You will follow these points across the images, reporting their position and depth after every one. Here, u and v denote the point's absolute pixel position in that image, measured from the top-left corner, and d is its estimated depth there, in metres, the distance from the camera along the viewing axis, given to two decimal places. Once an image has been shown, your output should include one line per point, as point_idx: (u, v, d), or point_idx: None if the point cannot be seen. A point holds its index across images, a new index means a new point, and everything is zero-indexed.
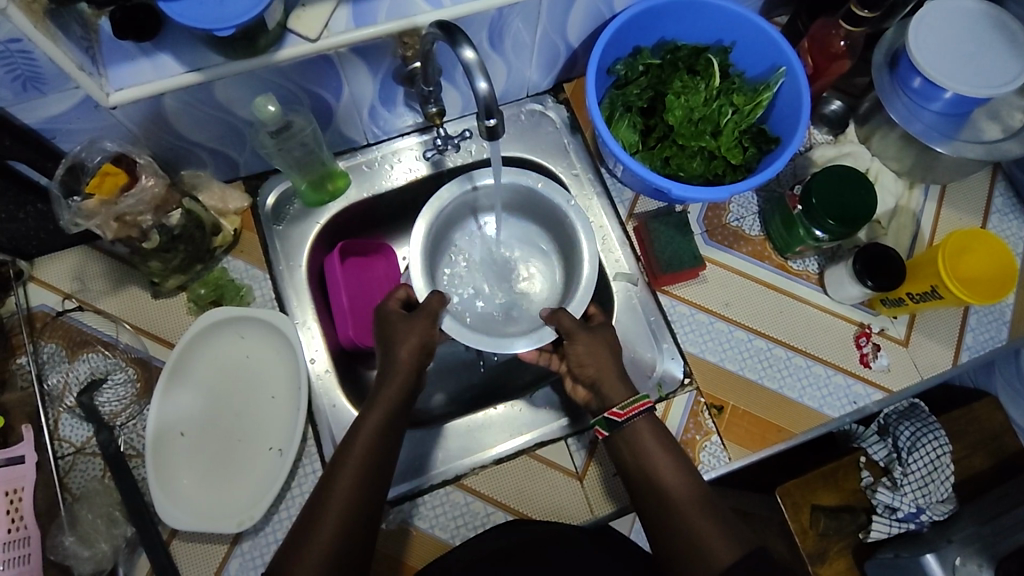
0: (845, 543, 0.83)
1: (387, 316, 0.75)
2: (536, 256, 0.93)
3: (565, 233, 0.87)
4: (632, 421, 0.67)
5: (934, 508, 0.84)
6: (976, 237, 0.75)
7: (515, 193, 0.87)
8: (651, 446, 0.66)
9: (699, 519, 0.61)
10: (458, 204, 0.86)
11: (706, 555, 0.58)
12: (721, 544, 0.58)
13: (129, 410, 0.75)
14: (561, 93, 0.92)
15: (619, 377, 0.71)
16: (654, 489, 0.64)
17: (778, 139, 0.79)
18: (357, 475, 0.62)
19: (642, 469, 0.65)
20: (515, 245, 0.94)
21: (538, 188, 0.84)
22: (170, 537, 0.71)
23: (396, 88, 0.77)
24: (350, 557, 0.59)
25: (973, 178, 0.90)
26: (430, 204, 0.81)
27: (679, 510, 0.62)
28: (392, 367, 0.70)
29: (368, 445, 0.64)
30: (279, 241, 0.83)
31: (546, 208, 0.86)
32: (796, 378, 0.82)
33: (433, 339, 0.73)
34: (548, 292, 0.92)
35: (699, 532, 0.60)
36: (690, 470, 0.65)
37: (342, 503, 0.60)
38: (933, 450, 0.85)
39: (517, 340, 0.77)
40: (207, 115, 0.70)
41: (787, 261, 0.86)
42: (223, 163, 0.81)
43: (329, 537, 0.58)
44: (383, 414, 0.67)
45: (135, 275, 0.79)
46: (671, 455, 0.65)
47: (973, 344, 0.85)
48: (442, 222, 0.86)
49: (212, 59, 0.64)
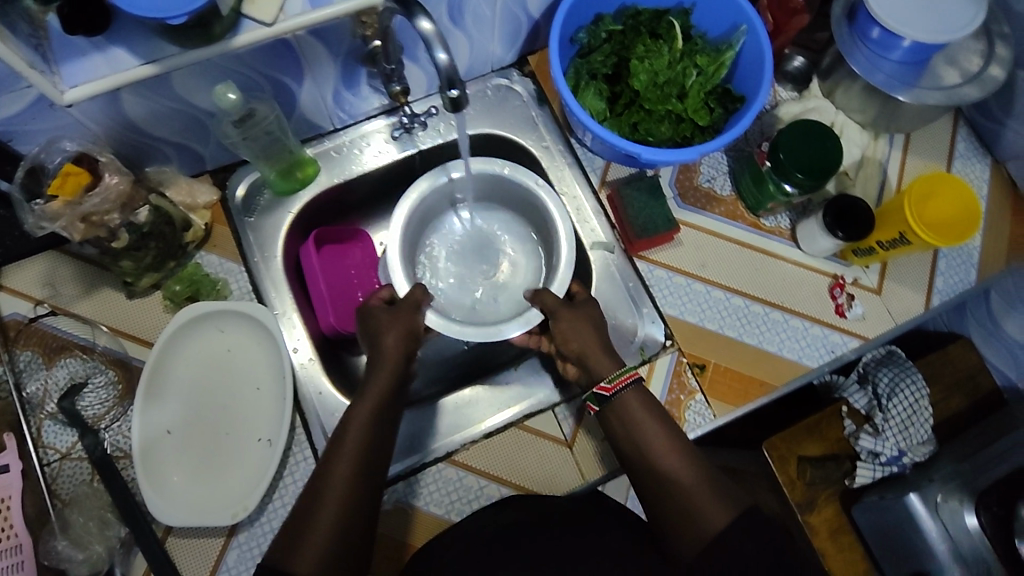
0: (832, 491, 0.87)
1: (369, 313, 0.75)
2: (514, 238, 0.93)
3: (540, 216, 0.87)
4: (620, 394, 0.68)
5: (914, 450, 0.88)
6: (941, 181, 0.76)
7: (487, 180, 0.86)
8: (640, 416, 0.67)
9: (691, 483, 0.62)
10: (435, 197, 0.86)
11: (698, 519, 0.59)
12: (712, 505, 0.59)
13: (113, 412, 0.75)
14: (526, 66, 0.91)
15: (603, 349, 0.72)
16: (646, 459, 0.65)
17: (743, 98, 0.80)
18: (353, 465, 0.62)
19: (630, 437, 0.66)
20: (492, 231, 0.94)
21: (507, 174, 0.84)
22: (165, 535, 0.71)
23: (359, 69, 0.76)
24: (347, 549, 0.58)
25: (935, 125, 0.91)
26: (410, 193, 0.82)
27: (671, 476, 0.63)
28: (378, 361, 0.71)
29: (360, 439, 0.64)
30: (252, 232, 0.82)
31: (520, 192, 0.86)
32: (775, 332, 0.83)
33: (417, 326, 0.74)
34: (529, 276, 0.92)
35: (692, 496, 0.61)
36: (679, 436, 0.66)
37: (339, 494, 0.60)
38: (912, 393, 0.87)
39: (506, 325, 0.77)
40: (168, 109, 0.69)
41: (759, 219, 0.87)
42: (188, 156, 0.79)
43: (331, 524, 0.58)
44: (372, 407, 0.67)
45: (107, 277, 0.78)
46: (659, 422, 0.66)
47: (943, 288, 0.87)
48: (421, 215, 0.86)
49: (167, 49, 0.62)
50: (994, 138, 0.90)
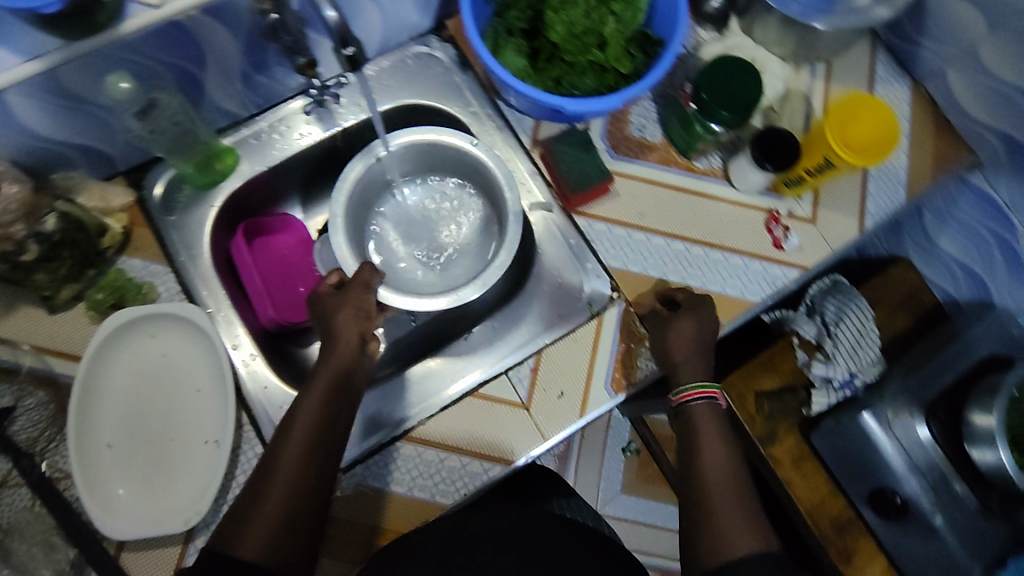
0: (790, 422, 0.94)
1: (318, 295, 0.73)
2: (457, 207, 0.91)
3: (480, 178, 0.86)
4: (689, 406, 0.72)
5: (866, 372, 0.94)
6: (860, 104, 0.78)
7: (420, 151, 0.85)
8: (709, 440, 0.70)
9: (728, 510, 0.65)
10: (369, 177, 0.83)
11: (722, 547, 0.63)
12: (744, 536, 0.63)
13: (48, 433, 0.71)
14: (445, 31, 0.89)
15: None
16: (697, 479, 0.69)
17: (662, 40, 0.79)
18: (303, 454, 0.63)
19: (692, 450, 0.70)
20: (432, 202, 0.92)
21: (442, 141, 0.82)
22: (118, 551, 0.69)
23: (266, 49, 0.73)
24: (298, 527, 0.60)
25: (856, 52, 0.92)
26: (344, 182, 0.78)
27: (710, 503, 0.66)
28: (333, 343, 0.70)
29: (313, 420, 0.64)
30: (175, 231, 0.79)
31: (457, 157, 0.84)
32: (717, 272, 0.84)
33: (370, 304, 0.72)
34: (480, 244, 0.91)
35: (723, 519, 0.65)
36: (734, 463, 0.69)
37: (289, 478, 0.61)
38: (858, 318, 0.94)
39: (464, 289, 0.76)
40: (64, 108, 0.65)
41: (692, 162, 0.87)
42: (97, 158, 0.75)
43: (274, 511, 0.60)
44: (325, 387, 0.66)
45: (24, 293, 0.73)
46: (724, 448, 0.70)
47: (875, 210, 0.88)
48: (359, 197, 0.84)
49: (50, 43, 0.59)
50: (911, 59, 0.91)
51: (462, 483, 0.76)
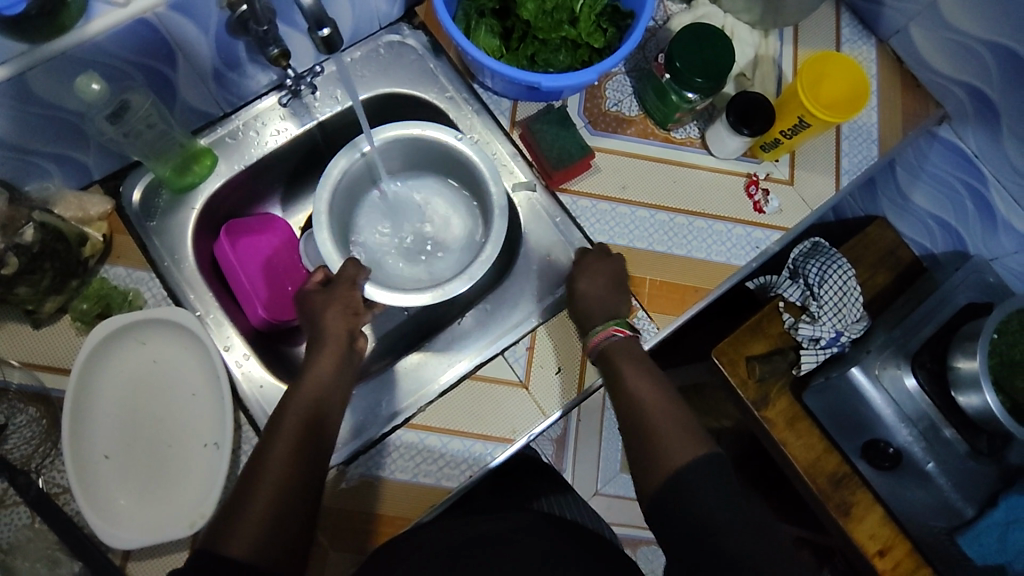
0: (782, 381, 0.95)
1: (306, 296, 0.74)
2: (442, 203, 0.92)
3: (462, 171, 0.86)
4: (605, 347, 0.75)
5: (850, 329, 0.93)
6: (830, 61, 0.79)
7: (403, 145, 0.84)
8: (624, 364, 0.73)
9: (663, 436, 0.67)
10: (356, 174, 0.82)
11: (662, 448, 0.66)
12: (680, 456, 0.65)
13: (43, 449, 0.70)
14: (415, 18, 0.89)
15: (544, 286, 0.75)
16: (629, 405, 0.71)
17: (633, 13, 0.80)
18: (291, 450, 0.62)
19: (618, 388, 0.72)
20: (417, 199, 0.92)
21: (425, 134, 0.81)
22: (124, 561, 0.68)
23: (236, 44, 0.72)
24: (288, 527, 0.59)
25: (821, 15, 0.94)
26: (327, 175, 0.77)
27: (645, 416, 0.69)
28: (321, 339, 0.71)
29: (299, 422, 0.64)
30: (157, 237, 0.78)
31: (441, 150, 0.84)
32: (701, 240, 0.85)
33: (356, 301, 0.73)
34: (464, 237, 0.91)
35: (663, 446, 0.66)
36: (662, 394, 0.71)
37: (277, 474, 0.60)
38: (840, 277, 0.91)
39: (455, 283, 0.75)
40: (34, 115, 0.64)
41: (670, 133, 0.88)
42: (71, 167, 0.74)
43: (263, 510, 0.58)
44: (315, 388, 0.67)
45: (7, 309, 0.72)
46: (641, 369, 0.73)
47: (850, 168, 0.90)
48: (344, 194, 0.83)
49: (12, 47, 0.57)
50: (874, 20, 0.93)
51: (467, 466, 0.76)
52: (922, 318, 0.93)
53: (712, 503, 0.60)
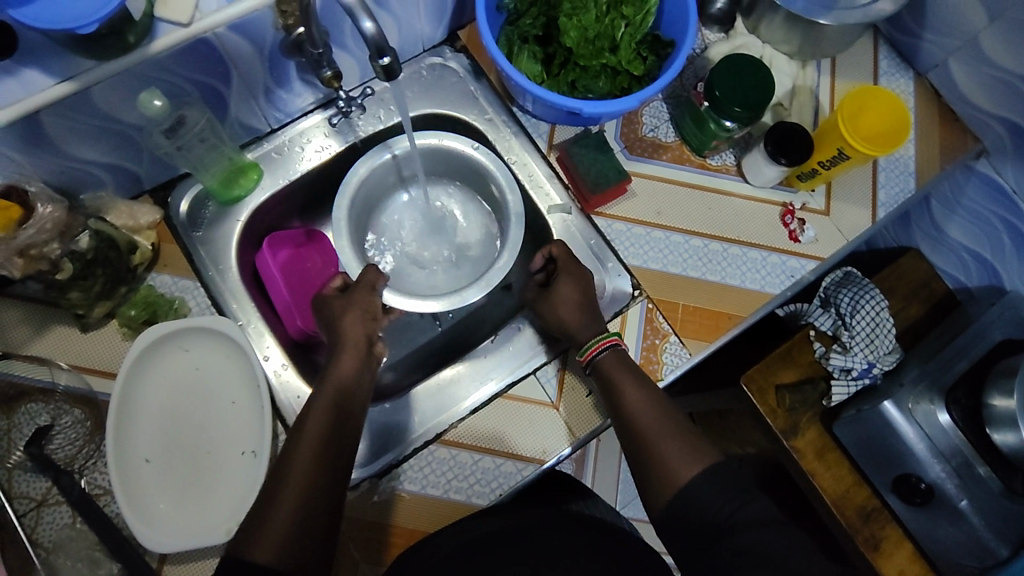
0: (811, 413, 0.94)
1: (323, 300, 0.75)
2: (465, 212, 0.94)
3: (484, 183, 0.88)
4: (597, 360, 0.74)
5: (883, 360, 0.92)
6: (869, 95, 0.80)
7: (427, 154, 0.87)
8: (620, 377, 0.71)
9: (662, 443, 0.66)
10: (378, 176, 0.85)
11: (671, 470, 0.64)
12: (681, 465, 0.64)
13: (86, 451, 0.72)
14: (457, 41, 0.91)
15: (580, 309, 0.77)
16: (626, 422, 0.69)
17: (673, 42, 0.81)
18: (312, 458, 0.61)
19: (611, 398, 0.71)
20: (440, 206, 0.94)
21: (446, 143, 0.84)
22: (160, 564, 0.70)
23: (287, 63, 0.74)
24: (316, 530, 0.59)
25: (859, 46, 0.95)
26: (350, 177, 0.80)
27: (646, 436, 0.67)
28: (341, 343, 0.71)
29: (323, 427, 0.64)
30: (203, 247, 0.80)
31: (465, 162, 0.86)
32: (735, 266, 0.85)
33: (376, 305, 0.74)
34: (482, 248, 0.93)
35: (664, 457, 0.65)
36: (658, 399, 0.70)
37: (300, 478, 0.60)
38: (873, 308, 0.91)
39: (466, 291, 0.77)
40: (95, 129, 0.66)
41: (706, 160, 0.89)
42: (123, 177, 0.77)
43: (285, 519, 0.58)
44: (334, 391, 0.66)
45: (58, 313, 0.74)
46: (637, 383, 0.70)
47: (886, 200, 0.90)
48: (365, 197, 0.86)
49: (83, 64, 0.60)
50: (912, 52, 0.94)
51: (498, 484, 0.77)
52: (956, 353, 0.92)
53: (721, 506, 0.60)
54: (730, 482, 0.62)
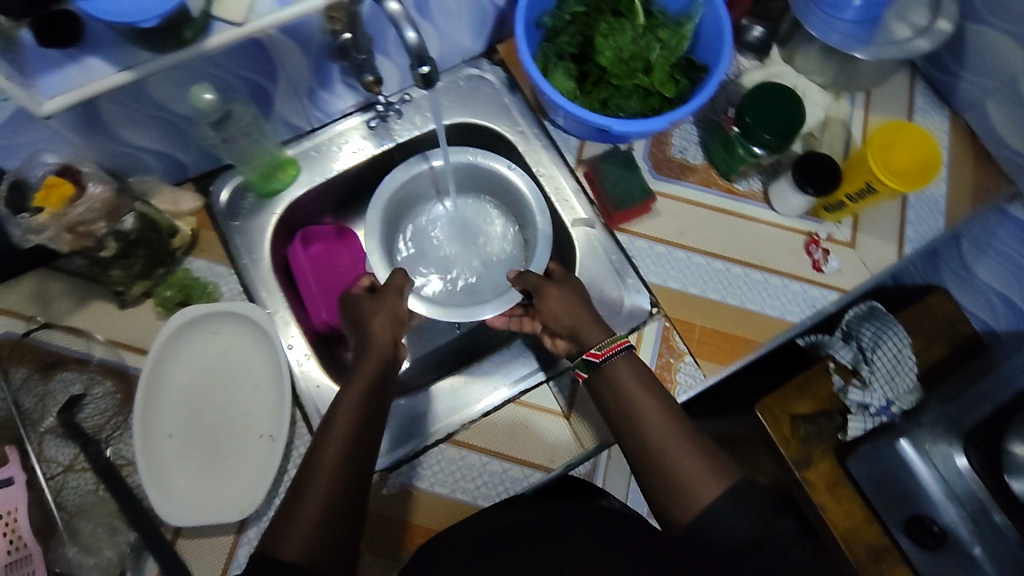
0: (826, 446, 0.92)
1: (354, 300, 0.77)
2: (493, 225, 0.95)
3: (514, 200, 0.90)
4: (611, 361, 0.69)
5: (902, 399, 0.91)
6: (900, 131, 0.80)
7: (460, 171, 0.89)
8: (629, 383, 0.67)
9: (681, 457, 0.61)
10: (408, 188, 0.89)
11: (689, 488, 0.60)
12: (705, 481, 0.59)
13: (114, 422, 0.76)
14: (495, 55, 0.93)
15: (593, 321, 0.73)
16: (637, 434, 0.64)
17: (707, 67, 0.83)
18: (341, 452, 0.62)
19: (622, 409, 0.66)
20: (469, 218, 0.96)
21: (478, 161, 0.88)
22: (175, 536, 0.72)
23: (332, 66, 0.78)
24: (342, 523, 0.58)
25: (895, 82, 0.95)
26: (382, 191, 0.85)
27: (661, 448, 0.62)
28: (368, 343, 0.72)
29: (348, 428, 0.63)
30: (239, 236, 0.84)
31: (495, 180, 0.89)
32: (756, 291, 0.86)
33: (405, 312, 0.77)
34: (507, 261, 0.94)
35: (685, 473, 0.60)
36: (672, 411, 0.65)
37: (324, 478, 0.60)
38: (895, 344, 0.90)
39: (481, 309, 0.81)
40: (148, 116, 0.70)
41: (732, 184, 0.90)
42: (169, 164, 0.80)
43: (315, 510, 0.58)
44: (361, 392, 0.67)
45: (98, 289, 0.78)
46: (650, 394, 0.66)
47: (915, 237, 0.89)
48: (396, 207, 0.89)
49: (141, 56, 0.63)
50: (950, 91, 0.94)
51: (503, 488, 0.78)
52: (979, 397, 0.91)
53: (751, 525, 0.56)
54: (761, 500, 0.58)
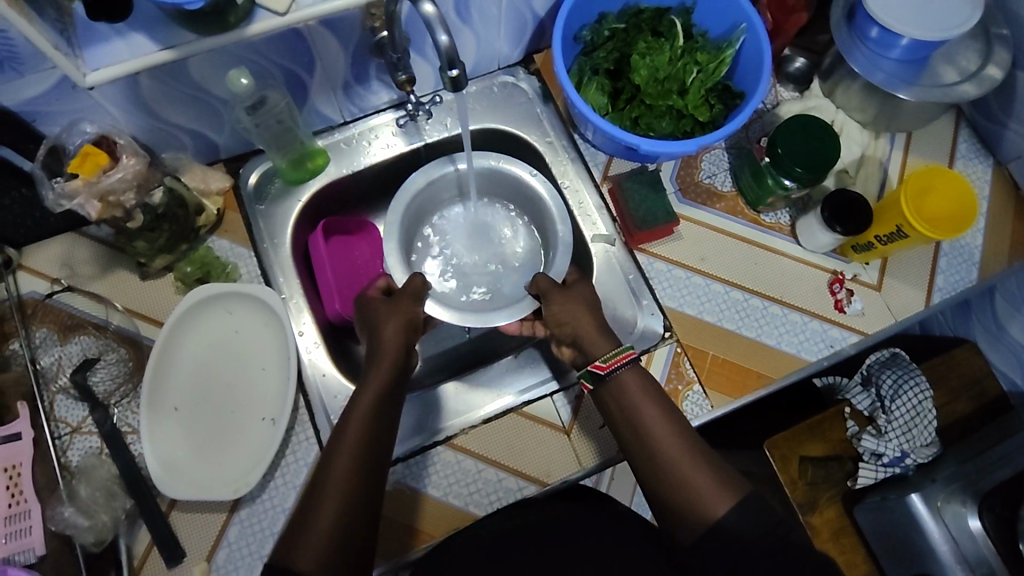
0: (834, 491, 0.86)
1: (366, 303, 0.75)
2: (510, 231, 0.95)
3: (534, 207, 0.89)
4: (616, 375, 0.65)
5: (918, 451, 0.87)
6: (939, 175, 0.78)
7: (482, 175, 0.88)
8: (637, 397, 0.64)
9: (693, 469, 0.59)
10: (431, 190, 0.88)
11: (703, 505, 0.58)
12: (718, 495, 0.58)
13: (123, 389, 0.77)
14: (532, 64, 0.94)
15: (599, 329, 0.70)
16: (644, 449, 0.62)
17: (743, 94, 0.82)
18: (355, 457, 0.60)
19: (631, 423, 0.63)
20: (487, 223, 0.95)
21: (501, 167, 0.86)
22: (170, 508, 0.74)
23: (369, 62, 0.79)
24: (355, 533, 0.57)
25: (938, 125, 0.93)
26: (403, 193, 0.83)
27: (670, 463, 0.60)
28: (379, 350, 0.69)
29: (361, 436, 0.61)
30: (262, 220, 0.85)
31: (516, 186, 0.88)
32: (774, 326, 0.84)
33: (418, 317, 0.74)
34: (524, 267, 0.94)
35: (696, 487, 0.58)
36: (680, 423, 0.63)
37: (338, 490, 0.58)
38: (914, 395, 0.87)
39: (493, 315, 0.78)
40: (186, 95, 0.72)
41: (760, 215, 0.89)
42: (203, 144, 0.82)
43: (330, 520, 0.56)
44: (374, 399, 0.64)
45: (123, 259, 0.81)
46: (660, 410, 0.63)
47: (944, 285, 0.88)
48: (416, 209, 0.89)
49: (185, 36, 0.65)
50: (995, 140, 0.91)
51: (496, 497, 0.77)
52: (1003, 455, 0.82)
53: (764, 539, 0.55)
54: (772, 516, 0.57)
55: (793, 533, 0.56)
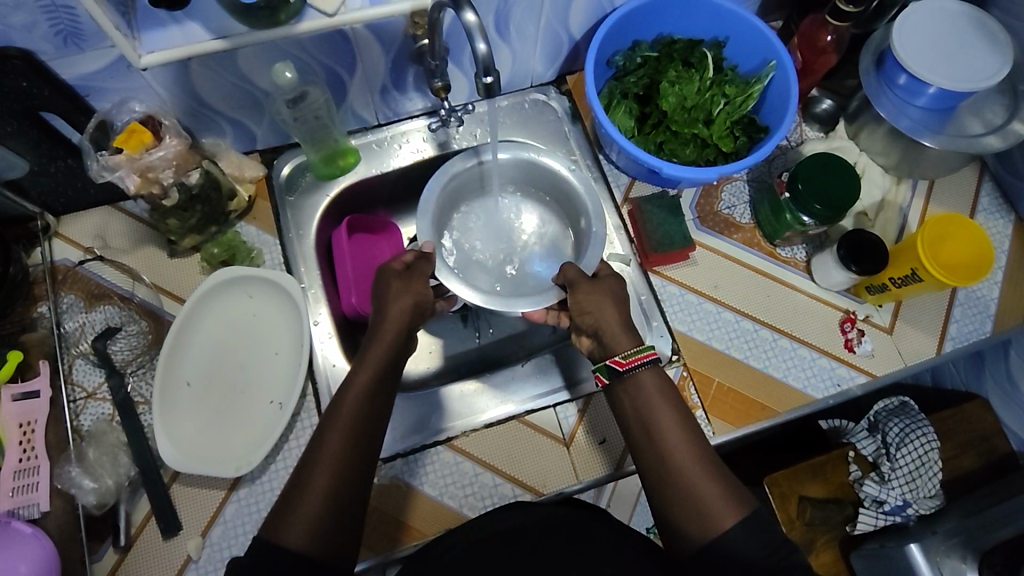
0: (832, 535, 0.84)
1: (387, 273, 0.74)
2: (541, 221, 0.94)
3: (567, 199, 0.89)
4: (634, 373, 0.66)
5: (920, 502, 0.84)
6: (954, 223, 0.79)
7: (518, 166, 0.88)
8: (655, 400, 0.64)
9: (701, 478, 0.59)
10: (468, 177, 0.87)
11: (710, 518, 0.58)
12: (724, 507, 0.58)
13: (140, 359, 0.79)
14: (564, 85, 0.96)
15: (622, 325, 0.70)
16: (658, 454, 0.62)
17: (768, 128, 0.84)
18: (346, 437, 0.60)
19: (643, 423, 0.64)
20: (518, 212, 0.94)
21: (539, 159, 0.86)
22: (171, 481, 0.75)
23: (408, 68, 0.82)
24: (346, 509, 0.58)
25: (961, 177, 0.94)
26: (443, 169, 0.84)
27: (680, 475, 0.60)
28: (384, 323, 0.70)
29: (356, 413, 0.62)
30: (290, 211, 0.88)
31: (552, 178, 0.88)
32: (782, 358, 0.84)
33: (427, 300, 0.73)
34: (553, 256, 0.93)
35: (706, 497, 0.58)
36: (695, 428, 0.63)
37: (330, 468, 0.58)
38: (920, 446, 0.84)
39: (517, 302, 0.77)
40: (232, 84, 0.75)
41: (776, 249, 0.90)
42: (243, 134, 0.86)
43: (322, 495, 0.57)
44: (369, 377, 0.64)
45: (154, 235, 0.84)
46: (679, 420, 0.63)
47: (957, 334, 0.87)
48: (452, 194, 0.88)
49: (237, 28, 0.68)
50: (1017, 195, 0.92)
51: (491, 502, 0.78)
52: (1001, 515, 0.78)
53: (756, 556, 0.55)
54: (770, 532, 0.57)
55: (793, 552, 0.56)
